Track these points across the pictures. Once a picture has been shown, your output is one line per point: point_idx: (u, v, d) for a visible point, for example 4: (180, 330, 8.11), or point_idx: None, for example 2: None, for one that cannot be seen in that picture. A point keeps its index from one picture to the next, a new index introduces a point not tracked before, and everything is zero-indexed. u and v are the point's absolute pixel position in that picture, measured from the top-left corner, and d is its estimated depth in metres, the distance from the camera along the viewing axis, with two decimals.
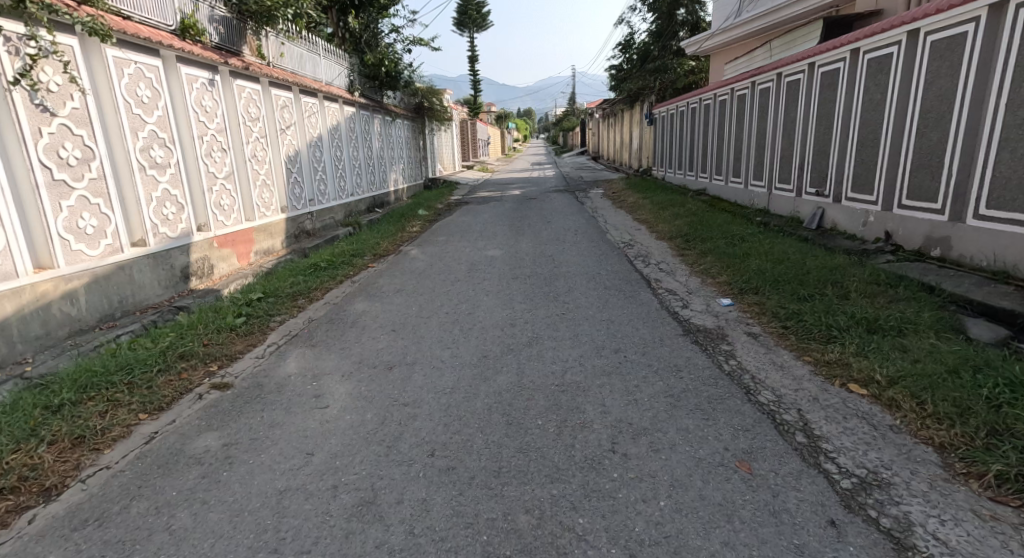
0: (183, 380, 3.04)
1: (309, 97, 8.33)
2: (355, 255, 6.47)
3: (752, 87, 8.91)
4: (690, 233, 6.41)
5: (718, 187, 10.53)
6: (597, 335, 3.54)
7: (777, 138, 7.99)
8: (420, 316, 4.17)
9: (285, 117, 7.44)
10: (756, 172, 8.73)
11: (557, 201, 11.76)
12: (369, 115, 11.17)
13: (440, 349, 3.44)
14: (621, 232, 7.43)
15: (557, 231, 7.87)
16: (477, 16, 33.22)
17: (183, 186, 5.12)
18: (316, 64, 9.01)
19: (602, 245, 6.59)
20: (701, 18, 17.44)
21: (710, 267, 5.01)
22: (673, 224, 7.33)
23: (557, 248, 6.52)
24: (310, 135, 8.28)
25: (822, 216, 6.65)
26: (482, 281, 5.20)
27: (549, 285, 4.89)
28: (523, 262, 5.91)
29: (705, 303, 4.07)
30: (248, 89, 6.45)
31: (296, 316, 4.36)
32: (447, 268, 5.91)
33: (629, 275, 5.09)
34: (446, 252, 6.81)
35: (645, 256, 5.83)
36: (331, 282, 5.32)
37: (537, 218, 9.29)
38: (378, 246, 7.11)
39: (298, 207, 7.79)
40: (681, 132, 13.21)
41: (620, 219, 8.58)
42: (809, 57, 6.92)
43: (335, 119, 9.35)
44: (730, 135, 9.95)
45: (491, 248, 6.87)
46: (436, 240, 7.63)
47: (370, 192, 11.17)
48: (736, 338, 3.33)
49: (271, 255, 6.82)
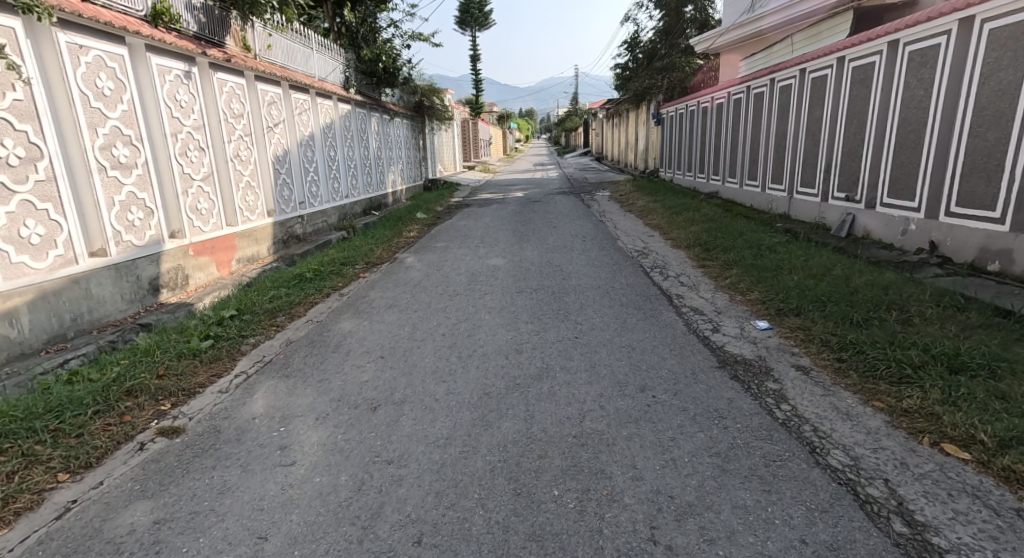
0: (123, 425, 2.53)
1: (300, 92, 7.85)
2: (346, 263, 5.99)
3: (771, 84, 8.41)
4: (709, 242, 5.91)
5: (732, 190, 10.02)
6: (618, 367, 3.04)
7: (799, 138, 7.49)
8: (415, 338, 3.68)
9: (272, 114, 6.95)
10: (775, 175, 8.24)
11: (562, 203, 11.27)
12: (366, 114, 10.69)
13: (435, 382, 2.96)
14: (633, 239, 6.92)
15: (563, 237, 7.36)
16: (479, 15, 32.75)
17: (153, 188, 4.62)
18: (308, 58, 8.52)
19: (614, 253, 6.10)
20: (711, 15, 16.92)
21: (736, 281, 4.50)
22: (689, 231, 6.81)
23: (566, 256, 6.03)
24: (301, 134, 7.79)
25: (852, 222, 6.15)
26: (483, 295, 4.69)
27: (559, 300, 4.39)
28: (528, 273, 5.40)
29: (737, 327, 3.56)
30: (231, 82, 5.95)
31: (272, 337, 3.85)
32: (445, 279, 5.42)
33: (647, 289, 4.58)
34: (444, 260, 6.33)
35: (662, 267, 5.32)
36: (317, 295, 4.84)
37: (542, 222, 8.79)
38: (372, 253, 6.63)
39: (287, 210, 7.30)
40: (691, 133, 12.71)
41: (630, 224, 8.07)
42: (838, 51, 6.43)
43: (329, 116, 8.87)
44: (745, 135, 9.46)
45: (493, 256, 6.37)
46: (435, 246, 7.14)
47: (366, 194, 10.67)
48: (782, 373, 2.82)
49: (255, 262, 6.33)
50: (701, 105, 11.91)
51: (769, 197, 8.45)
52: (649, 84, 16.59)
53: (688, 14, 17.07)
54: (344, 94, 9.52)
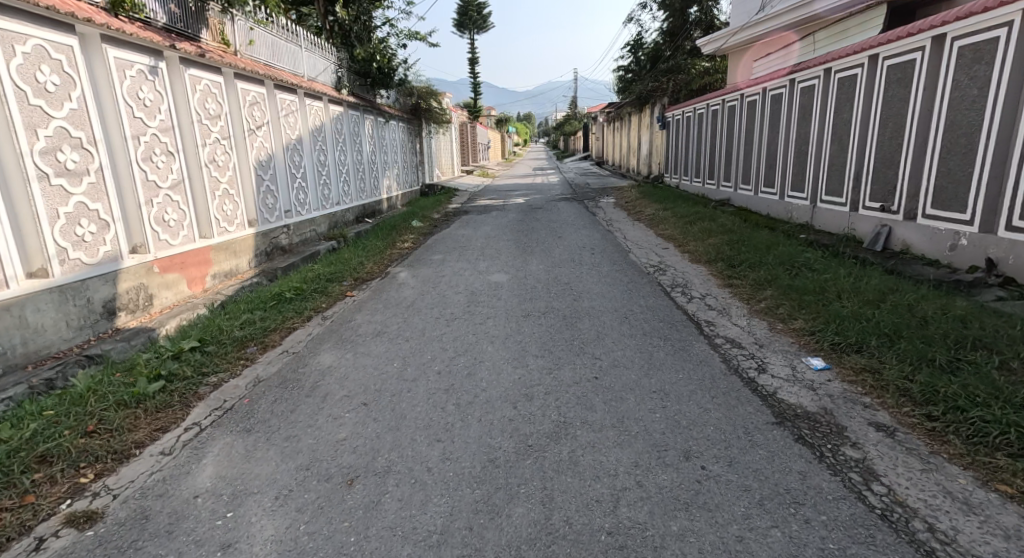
0: (21, 511, 1.97)
1: (287, 93, 7.31)
2: (331, 280, 5.45)
3: (790, 85, 7.91)
4: (734, 257, 5.37)
5: (746, 198, 9.51)
6: (652, 422, 2.49)
7: (824, 143, 6.97)
8: (406, 377, 3.15)
9: (255, 115, 6.40)
10: (796, 182, 7.73)
11: (566, 211, 10.74)
12: (359, 116, 10.18)
13: (429, 442, 2.42)
14: (646, 252, 6.37)
15: (570, 249, 6.82)
16: (478, 17, 32.36)
17: (109, 198, 4.06)
18: (296, 55, 7.98)
19: (627, 268, 5.56)
20: (716, 16, 16.51)
21: (774, 306, 3.96)
22: (708, 244, 6.28)
23: (576, 272, 5.48)
24: (288, 137, 7.25)
25: (888, 235, 5.64)
26: (485, 320, 4.15)
27: (572, 328, 3.85)
28: (535, 292, 4.85)
29: (787, 367, 3.00)
30: (206, 80, 5.40)
31: (238, 376, 3.25)
32: (442, 298, 4.87)
33: (671, 315, 4.04)
34: (442, 275, 5.80)
35: (684, 287, 4.77)
36: (297, 319, 4.29)
37: (546, 231, 8.25)
38: (361, 267, 6.09)
39: (270, 219, 6.75)
40: (698, 137, 12.22)
41: (641, 234, 7.52)
42: (870, 48, 5.92)
43: (319, 119, 8.35)
44: (760, 140, 8.97)
45: (495, 271, 5.83)
46: (431, 259, 6.61)
47: (359, 200, 10.13)
48: (860, 436, 2.27)
49: (233, 277, 5.77)
50: (710, 109, 11.40)
51: (788, 205, 7.94)
52: (654, 87, 16.12)
53: (693, 16, 16.64)
54: (336, 95, 9.00)
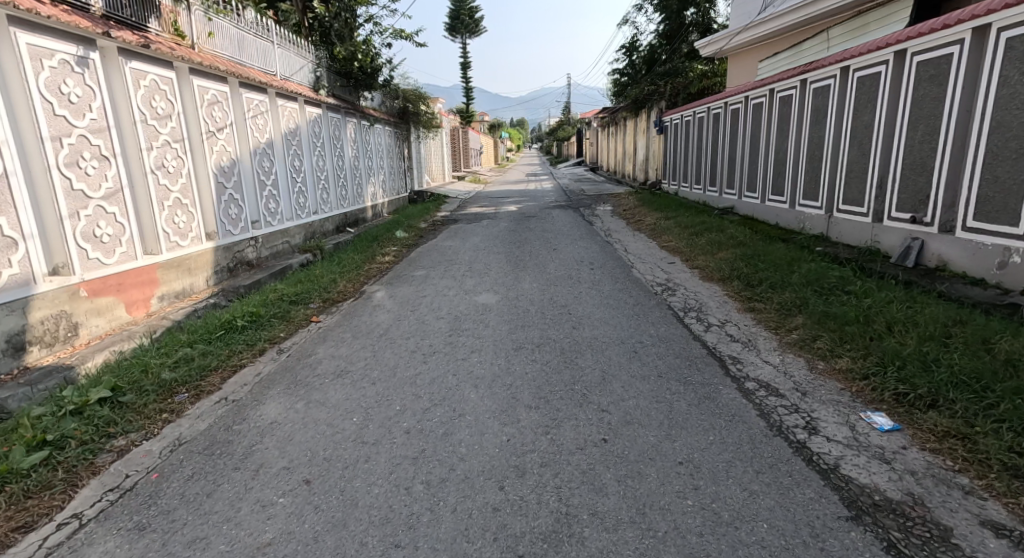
0: None
1: (254, 92, 6.68)
2: (295, 302, 4.81)
3: (801, 85, 7.39)
4: (751, 275, 4.78)
5: (752, 206, 8.98)
6: (685, 517, 1.87)
7: (841, 148, 6.43)
8: (367, 437, 2.52)
9: (216, 117, 5.77)
10: (808, 190, 7.20)
11: (560, 219, 10.16)
12: (340, 119, 9.57)
13: (384, 550, 1.80)
14: (651, 269, 5.77)
15: (566, 263, 6.23)
16: (470, 22, 31.93)
17: (16, 210, 3.42)
18: (265, 53, 7.36)
19: (632, 288, 4.96)
20: (713, 19, 16.12)
21: (808, 337, 3.36)
22: (719, 259, 5.70)
23: (575, 293, 4.88)
24: (255, 141, 6.61)
25: (921, 248, 5.08)
26: (470, 354, 3.53)
27: (573, 367, 3.24)
28: (528, 317, 4.24)
29: (842, 425, 2.39)
30: (153, 75, 4.77)
31: (155, 436, 2.57)
32: (422, 324, 4.25)
33: (688, 350, 3.43)
34: (424, 295, 5.18)
35: (699, 312, 4.16)
36: (246, 352, 3.63)
37: (540, 243, 7.65)
38: (332, 285, 5.45)
39: (234, 231, 6.09)
40: (699, 141, 11.71)
41: (642, 246, 6.94)
42: (897, 44, 5.39)
43: (293, 121, 7.73)
44: (767, 144, 8.45)
45: (483, 290, 5.21)
46: (413, 275, 6.00)
47: (339, 209, 9.50)
48: (975, 547, 1.66)
49: (186, 298, 5.11)
50: (711, 112, 10.88)
51: (800, 215, 7.39)
52: (651, 90, 15.65)
53: (689, 18, 16.26)
54: (313, 96, 8.40)
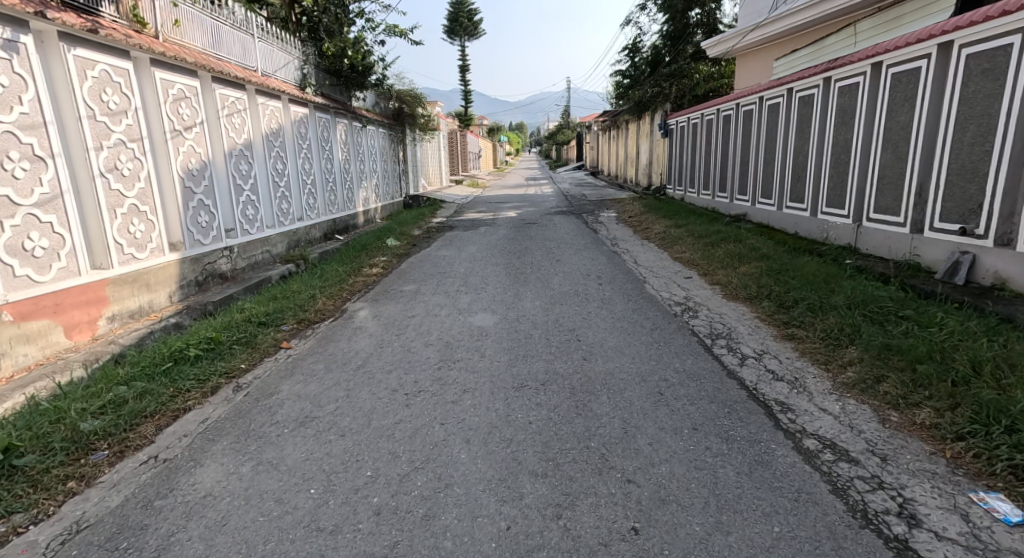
0: None
1: (230, 89, 6.13)
2: (264, 324, 4.22)
3: (824, 84, 6.85)
4: (783, 295, 4.23)
5: (767, 214, 8.47)
6: None
7: (871, 152, 5.89)
8: (325, 521, 1.95)
9: (181, 114, 5.20)
10: (834, 198, 6.65)
11: (562, 226, 9.61)
12: (328, 120, 9.02)
13: None
14: (666, 285, 5.21)
15: (571, 276, 5.67)
16: (468, 23, 31.44)
17: None
18: (245, 47, 6.81)
19: (647, 308, 4.40)
20: (718, 19, 15.61)
21: (868, 377, 2.79)
22: (742, 274, 5.14)
23: (584, 315, 4.31)
24: (231, 142, 6.05)
25: (971, 264, 4.53)
26: (462, 394, 2.96)
27: (587, 416, 2.66)
28: (531, 344, 3.68)
29: (949, 514, 1.83)
30: (105, 65, 4.21)
31: (48, 519, 2.01)
32: (409, 351, 3.69)
33: (723, 392, 2.86)
34: (412, 314, 4.61)
35: (730, 340, 3.59)
36: (196, 391, 3.04)
37: (541, 253, 7.09)
38: (310, 303, 4.87)
39: (206, 241, 5.53)
40: (707, 145, 11.19)
41: (654, 258, 6.38)
42: (941, 35, 4.84)
43: (275, 120, 7.16)
44: (785, 148, 7.92)
45: (480, 308, 4.65)
46: (404, 290, 5.45)
47: (327, 215, 8.94)
48: None
49: (144, 318, 4.53)
50: (721, 114, 10.35)
51: (823, 224, 6.86)
52: (655, 92, 15.13)
53: (694, 19, 15.78)
54: (298, 94, 7.85)
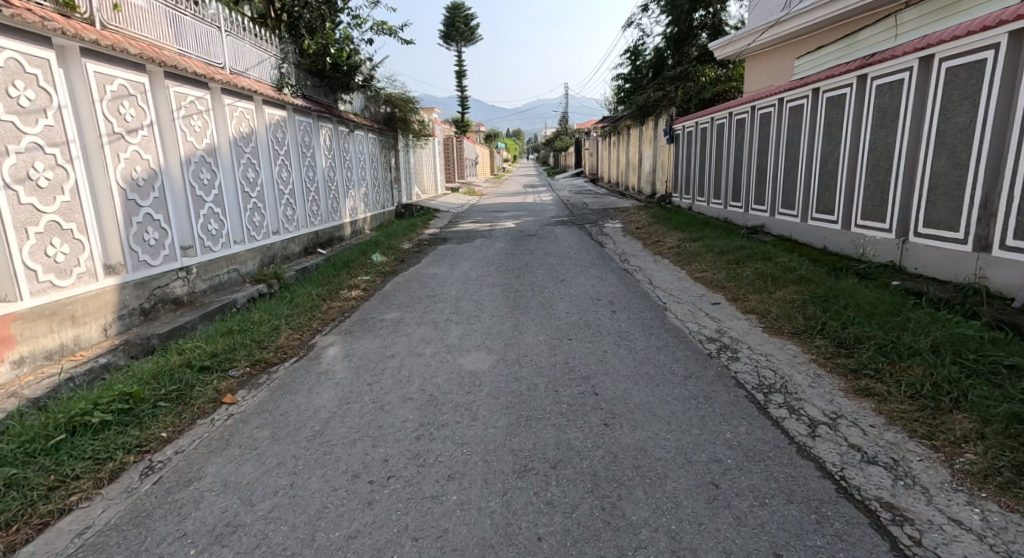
0: None
1: (188, 87, 5.39)
2: (207, 369, 3.44)
3: (858, 83, 6.15)
4: (840, 332, 3.50)
5: (789, 226, 7.77)
6: None
7: (920, 158, 5.18)
8: None
9: (122, 115, 4.43)
10: (872, 209, 5.93)
11: (565, 239, 8.88)
12: (308, 124, 8.29)
13: None
14: (691, 314, 4.47)
15: (580, 301, 4.93)
16: (467, 29, 30.96)
17: None
18: (210, 40, 6.08)
19: (675, 347, 3.66)
20: (724, 21, 15.10)
21: (1001, 465, 2.05)
22: (779, 301, 4.41)
23: (599, 357, 3.56)
24: (188, 147, 5.30)
25: None
26: (446, 483, 2.22)
27: (618, 527, 1.91)
28: (537, 402, 2.93)
29: None
30: (14, 53, 3.49)
31: None
32: (384, 407, 2.96)
33: (797, 483, 2.11)
34: (392, 353, 3.84)
35: (788, 397, 2.84)
36: (87, 478, 2.27)
37: (544, 270, 6.36)
38: (272, 337, 4.10)
39: (157, 262, 4.79)
40: (717, 151, 10.52)
41: (672, 280, 5.67)
42: (1014, 20, 4.13)
43: (244, 123, 6.42)
44: (809, 154, 7.24)
45: (474, 344, 3.92)
46: (386, 318, 4.72)
47: (307, 227, 8.19)
48: None
49: (65, 358, 3.77)
50: (734, 118, 9.67)
51: (858, 239, 6.16)
52: (659, 96, 14.49)
53: (698, 20, 15.24)
54: (274, 95, 7.12)
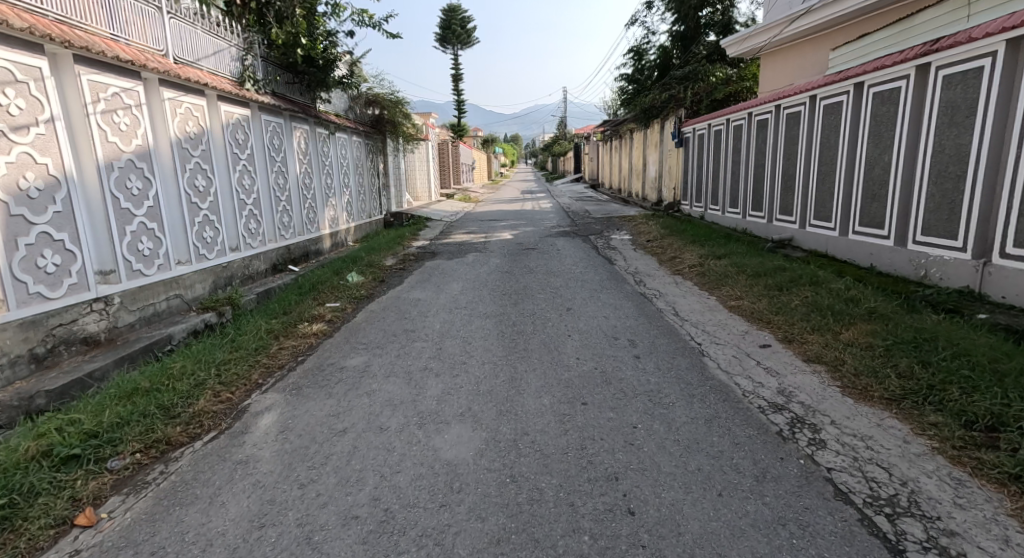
0: None
1: (112, 77, 4.41)
2: (75, 459, 2.44)
3: (918, 74, 5.19)
4: (962, 402, 2.53)
5: (824, 240, 6.83)
6: None
7: (1010, 163, 4.22)
8: None
9: (4, 107, 3.47)
10: (938, 224, 4.96)
11: (568, 253, 7.90)
12: (277, 124, 7.30)
13: None
14: (736, 363, 3.48)
15: (591, 342, 3.95)
16: (463, 32, 30.03)
17: None
18: (148, 23, 5.09)
19: (728, 424, 2.67)
20: (733, 19, 14.26)
21: None
22: (849, 345, 3.44)
23: (628, 440, 2.57)
24: (110, 150, 4.32)
25: None
26: None
27: None
28: (545, 532, 1.97)
29: None
30: None
31: None
32: (316, 538, 1.98)
33: None
34: (346, 424, 2.85)
35: (931, 527, 1.85)
36: None
37: (545, 295, 5.39)
38: (189, 399, 3.09)
39: (60, 293, 3.81)
40: (733, 155, 9.59)
41: (701, 311, 4.69)
42: None
43: (189, 120, 5.43)
44: (850, 159, 6.29)
45: (454, 413, 2.92)
46: (349, 365, 3.74)
47: (276, 242, 7.19)
48: None
49: None
50: (755, 119, 8.74)
51: (918, 258, 5.21)
52: (665, 98, 13.59)
53: (706, 17, 14.46)
54: (232, 90, 6.13)
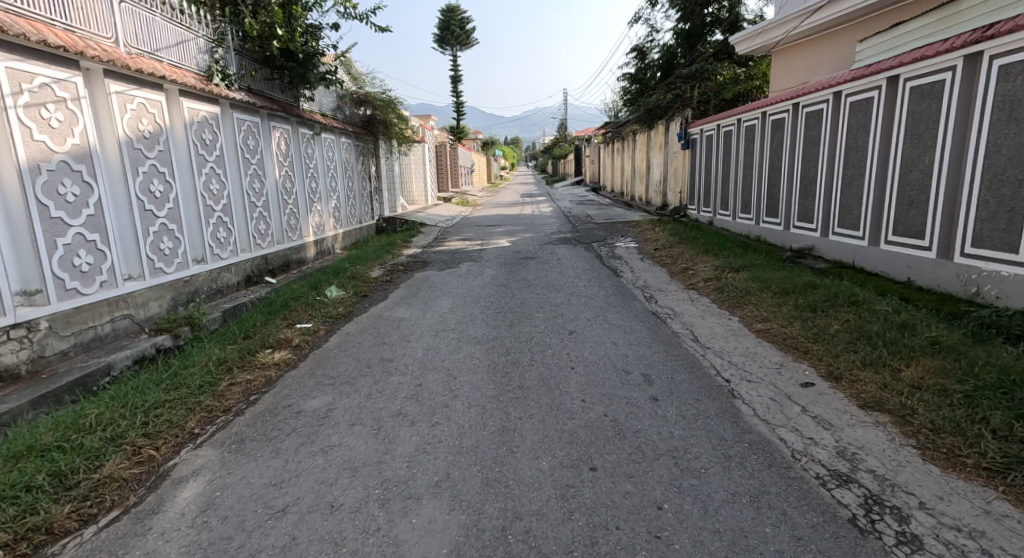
0: None
1: (41, 65, 3.79)
2: None
3: (967, 65, 4.57)
4: None
5: (851, 250, 6.20)
6: None
7: None
8: None
9: None
10: (994, 235, 4.34)
11: (570, 263, 7.27)
12: (252, 123, 6.69)
13: None
14: (777, 409, 2.84)
15: (599, 378, 3.31)
16: (462, 33, 29.44)
17: None
18: (93, 6, 4.48)
19: (782, 506, 2.04)
20: (740, 16, 13.69)
21: None
22: (916, 388, 2.80)
23: (652, 531, 1.94)
24: (35, 149, 3.70)
25: None
26: None
27: None
28: None
29: None
30: None
31: None
32: None
33: None
34: (287, 500, 2.22)
35: None
36: None
37: (544, 315, 4.75)
38: (95, 460, 2.46)
39: None
40: (745, 157, 8.97)
41: (725, 335, 4.05)
42: None
43: (143, 117, 4.81)
44: (882, 161, 5.67)
45: (426, 482, 2.29)
46: (307, 407, 3.11)
47: (249, 252, 6.58)
48: None
49: None
50: (769, 118, 8.12)
51: (968, 274, 4.59)
52: (670, 98, 12.99)
53: (711, 14, 13.98)
54: (197, 84, 5.51)
